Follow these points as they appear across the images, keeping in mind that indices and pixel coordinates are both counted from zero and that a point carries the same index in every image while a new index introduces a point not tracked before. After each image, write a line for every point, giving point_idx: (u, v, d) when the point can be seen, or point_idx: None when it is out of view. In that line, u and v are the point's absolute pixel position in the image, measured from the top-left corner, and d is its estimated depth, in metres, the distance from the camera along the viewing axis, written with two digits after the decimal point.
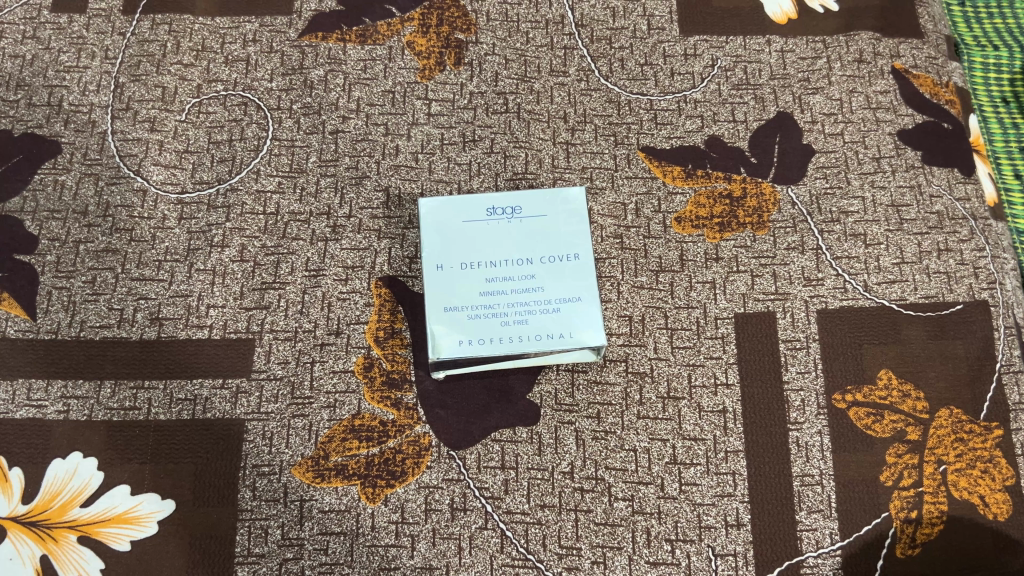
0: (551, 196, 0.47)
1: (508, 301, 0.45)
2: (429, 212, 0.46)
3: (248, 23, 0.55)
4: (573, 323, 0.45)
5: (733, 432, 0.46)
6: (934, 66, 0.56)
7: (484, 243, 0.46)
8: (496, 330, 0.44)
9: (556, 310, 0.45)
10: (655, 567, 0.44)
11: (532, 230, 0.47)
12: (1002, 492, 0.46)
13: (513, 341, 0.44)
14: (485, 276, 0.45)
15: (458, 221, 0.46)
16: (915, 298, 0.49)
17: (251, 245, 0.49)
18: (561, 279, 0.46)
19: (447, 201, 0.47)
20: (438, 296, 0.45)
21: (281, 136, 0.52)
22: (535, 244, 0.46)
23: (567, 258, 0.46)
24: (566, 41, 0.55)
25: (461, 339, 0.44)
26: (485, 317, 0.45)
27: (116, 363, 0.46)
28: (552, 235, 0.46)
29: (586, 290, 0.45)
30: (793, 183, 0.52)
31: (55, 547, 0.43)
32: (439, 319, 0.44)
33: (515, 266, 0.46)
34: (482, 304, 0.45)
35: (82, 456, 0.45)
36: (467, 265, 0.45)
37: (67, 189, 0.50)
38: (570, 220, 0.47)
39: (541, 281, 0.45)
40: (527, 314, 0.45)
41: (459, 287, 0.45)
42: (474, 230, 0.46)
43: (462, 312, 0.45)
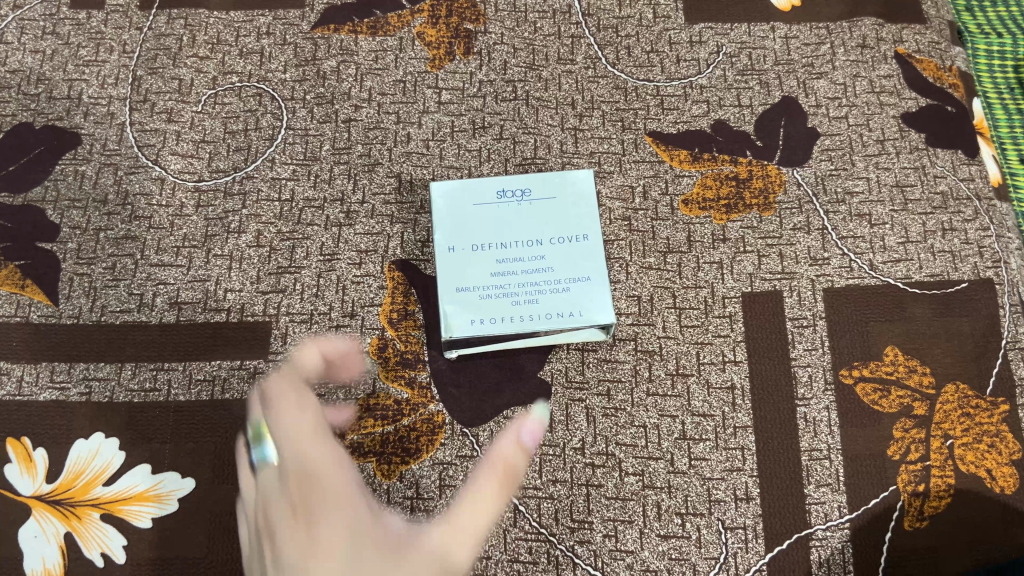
0: (560, 179, 0.48)
1: (519, 281, 0.46)
2: (441, 195, 0.47)
3: (262, 17, 0.56)
4: (582, 302, 0.46)
5: (741, 408, 0.47)
6: (937, 51, 0.57)
7: (494, 225, 0.47)
8: (507, 309, 0.45)
9: (566, 290, 0.46)
10: (666, 540, 0.44)
11: (542, 213, 0.47)
12: (1009, 466, 0.47)
13: (524, 320, 0.45)
14: (495, 258, 0.46)
15: (468, 204, 0.47)
16: (920, 276, 0.50)
17: (267, 231, 0.50)
18: (571, 259, 0.46)
19: (457, 185, 0.48)
20: (450, 277, 0.46)
21: (295, 125, 0.53)
22: (544, 225, 0.47)
23: (576, 239, 0.47)
24: (573, 30, 0.56)
25: (473, 318, 0.45)
26: (496, 296, 0.45)
27: (136, 346, 0.48)
28: (562, 217, 0.47)
29: (595, 270, 0.46)
30: (799, 165, 0.52)
31: (80, 525, 0.45)
32: (451, 299, 0.45)
33: (525, 247, 0.46)
34: (493, 284, 0.46)
35: (104, 437, 0.46)
36: (479, 247, 0.46)
37: (87, 179, 0.52)
38: (579, 203, 0.48)
39: (551, 262, 0.46)
40: (537, 293, 0.46)
41: (471, 269, 0.46)
42: (484, 213, 0.47)
43: (473, 292, 0.45)
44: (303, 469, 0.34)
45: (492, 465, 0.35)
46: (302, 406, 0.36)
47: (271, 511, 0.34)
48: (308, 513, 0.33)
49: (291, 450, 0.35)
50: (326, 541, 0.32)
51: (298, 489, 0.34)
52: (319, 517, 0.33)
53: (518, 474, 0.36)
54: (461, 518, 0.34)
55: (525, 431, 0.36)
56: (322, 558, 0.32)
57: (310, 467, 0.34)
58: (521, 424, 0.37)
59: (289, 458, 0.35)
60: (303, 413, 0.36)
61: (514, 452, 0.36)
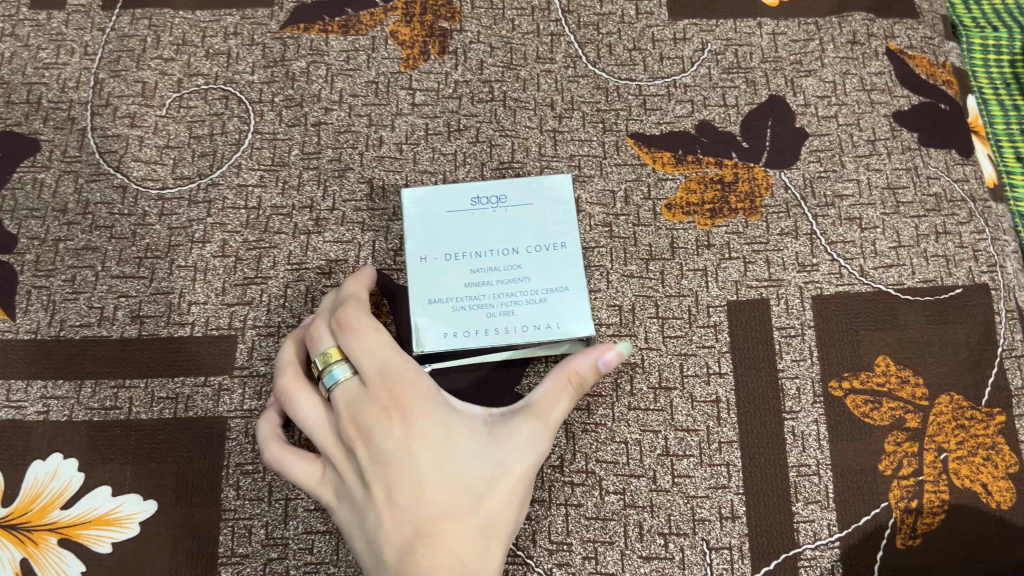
0: (537, 183, 0.46)
1: (494, 291, 0.44)
2: (413, 203, 0.45)
3: (229, 16, 0.54)
4: (560, 313, 0.44)
5: (726, 422, 0.45)
6: (931, 46, 0.55)
7: (468, 233, 0.45)
8: (481, 321, 0.43)
9: (543, 301, 0.44)
10: (648, 562, 0.43)
11: (518, 220, 0.45)
12: (1006, 480, 0.45)
13: (500, 333, 0.43)
14: (469, 268, 0.44)
15: (440, 211, 0.45)
16: (913, 282, 0.48)
17: (232, 240, 0.48)
18: (548, 268, 0.44)
19: (429, 191, 0.45)
20: (421, 289, 0.44)
21: (262, 129, 0.51)
22: (521, 233, 0.45)
23: (554, 247, 0.45)
24: (553, 27, 0.54)
25: (446, 331, 0.43)
26: (470, 308, 0.44)
27: (97, 362, 0.46)
28: (539, 224, 0.45)
29: (573, 279, 0.44)
30: (787, 167, 0.50)
31: (36, 550, 0.43)
32: (423, 312, 0.43)
33: (500, 257, 0.44)
34: (467, 296, 0.44)
35: (62, 457, 0.44)
36: (451, 257, 0.44)
37: (46, 188, 0.50)
38: (558, 210, 0.45)
39: (527, 271, 0.44)
40: (514, 304, 0.44)
41: (444, 280, 0.44)
42: (457, 221, 0.45)
43: (446, 304, 0.43)
44: (387, 375, 0.38)
45: (563, 375, 0.38)
46: (375, 329, 0.39)
47: (359, 415, 0.37)
48: (403, 416, 0.37)
49: (371, 360, 0.38)
50: (424, 435, 0.37)
51: (387, 393, 0.37)
52: (414, 419, 0.37)
53: (585, 389, 0.38)
54: (535, 409, 0.37)
55: (602, 355, 0.38)
56: (424, 447, 0.36)
57: (393, 373, 0.38)
58: (599, 350, 0.38)
59: (370, 368, 0.38)
60: (377, 331, 0.39)
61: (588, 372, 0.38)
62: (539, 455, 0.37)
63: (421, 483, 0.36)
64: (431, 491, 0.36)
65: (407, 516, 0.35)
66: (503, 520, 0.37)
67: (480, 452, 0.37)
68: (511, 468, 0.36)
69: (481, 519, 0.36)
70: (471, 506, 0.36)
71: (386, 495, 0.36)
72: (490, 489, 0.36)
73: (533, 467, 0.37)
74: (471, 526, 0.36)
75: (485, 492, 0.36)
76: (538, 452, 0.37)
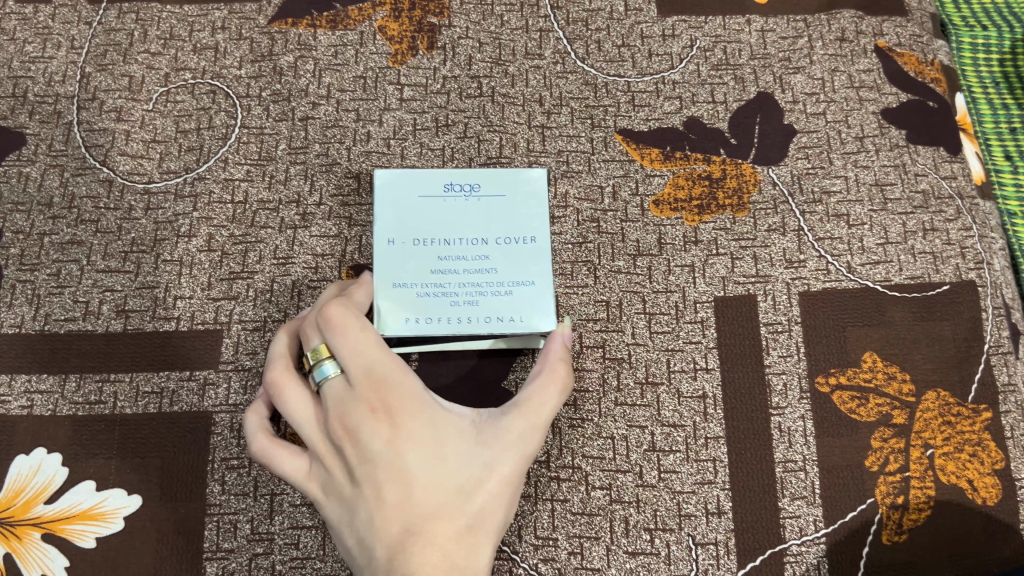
0: (512, 178, 0.47)
1: (460, 280, 0.45)
2: (388, 185, 0.46)
3: (217, 11, 0.53)
4: (523, 307, 0.45)
5: (713, 418, 0.45)
6: (919, 44, 0.55)
7: (438, 221, 0.46)
8: (445, 309, 0.44)
9: (508, 293, 0.45)
10: (634, 557, 0.43)
11: (490, 211, 0.46)
12: (991, 476, 0.45)
13: (462, 322, 0.44)
14: (437, 255, 0.45)
15: (414, 196, 0.46)
16: (900, 279, 0.48)
17: (219, 235, 0.48)
18: (516, 262, 0.45)
19: (404, 175, 0.46)
20: (388, 272, 0.44)
21: (250, 124, 0.50)
22: (491, 224, 0.46)
23: (523, 241, 0.46)
24: (542, 23, 0.54)
25: (409, 316, 0.44)
26: (435, 295, 0.44)
27: (81, 356, 0.46)
28: (511, 217, 0.46)
29: (539, 274, 0.45)
30: (774, 164, 0.50)
31: (19, 546, 0.43)
32: (387, 295, 0.44)
33: (470, 246, 0.45)
34: (433, 283, 0.45)
35: (46, 452, 0.44)
36: (421, 242, 0.45)
37: (32, 181, 0.49)
38: (529, 205, 0.46)
39: (495, 263, 0.45)
40: (478, 295, 0.45)
41: (411, 265, 0.45)
42: (429, 207, 0.46)
43: (410, 288, 0.44)
44: (376, 376, 0.38)
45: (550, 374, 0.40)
46: (365, 329, 0.39)
47: (348, 415, 0.37)
48: (393, 417, 0.37)
49: (360, 360, 0.38)
50: (413, 435, 0.37)
51: (376, 393, 0.37)
52: (404, 420, 0.37)
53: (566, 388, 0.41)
54: (524, 408, 0.39)
55: (567, 338, 0.43)
56: (414, 448, 0.36)
57: (381, 373, 0.38)
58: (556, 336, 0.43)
59: (359, 369, 0.38)
60: (367, 331, 0.39)
61: (563, 365, 0.41)
62: (527, 453, 0.38)
63: (412, 483, 0.36)
64: (422, 490, 0.36)
65: (399, 515, 0.35)
66: (490, 520, 0.37)
67: (470, 452, 0.37)
68: (500, 468, 0.37)
69: (471, 517, 0.36)
70: (461, 505, 0.36)
71: (376, 494, 0.36)
72: (480, 488, 0.36)
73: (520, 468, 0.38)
74: (461, 524, 0.36)
75: (474, 491, 0.36)
76: (527, 450, 0.38)
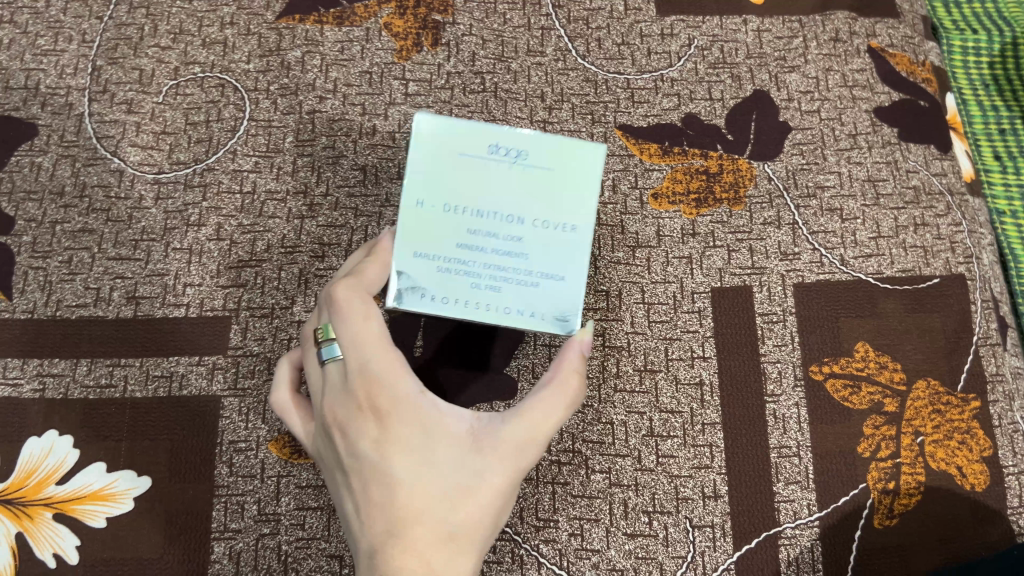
0: (567, 149, 0.38)
1: (485, 260, 0.38)
2: (427, 132, 0.38)
3: (226, 7, 0.55)
4: (551, 304, 0.39)
5: (709, 404, 0.46)
6: (911, 45, 0.56)
7: (474, 186, 0.38)
8: (464, 290, 0.38)
9: (536, 284, 0.38)
10: (633, 539, 0.44)
11: (533, 184, 0.38)
12: (980, 463, 0.46)
13: (480, 308, 0.38)
14: (466, 227, 0.38)
15: (451, 151, 0.38)
16: (892, 272, 0.50)
17: (227, 224, 0.49)
18: (550, 252, 0.38)
19: (446, 123, 0.38)
20: (408, 237, 0.38)
21: (258, 117, 0.52)
22: (532, 200, 0.38)
23: (563, 228, 0.38)
24: (543, 22, 0.55)
25: (424, 292, 0.38)
26: (454, 274, 0.38)
27: (92, 341, 0.47)
28: (556, 196, 0.38)
29: (575, 269, 0.39)
30: (770, 159, 0.52)
31: (31, 525, 0.44)
32: (405, 264, 0.38)
33: (503, 223, 0.38)
34: (456, 258, 0.38)
35: (58, 434, 0.45)
36: (451, 209, 0.38)
37: (44, 171, 0.50)
38: (579, 186, 0.38)
39: (527, 246, 0.38)
40: (504, 280, 0.38)
41: (434, 234, 0.38)
42: (466, 169, 0.38)
43: (430, 260, 0.38)
44: (367, 372, 0.35)
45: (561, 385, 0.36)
46: (368, 318, 0.36)
47: (341, 408, 0.36)
48: (383, 417, 0.35)
49: (353, 353, 0.35)
50: (403, 438, 0.34)
51: (365, 391, 0.35)
52: (394, 421, 0.35)
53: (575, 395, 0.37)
54: (527, 418, 0.35)
55: (585, 347, 0.38)
56: (401, 451, 0.34)
57: (374, 370, 0.35)
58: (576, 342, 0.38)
59: (353, 363, 0.35)
60: (367, 320, 0.36)
61: (576, 376, 0.37)
62: (527, 461, 0.35)
63: (394, 486, 0.34)
64: (403, 494, 0.34)
65: (379, 516, 0.34)
66: (480, 528, 0.34)
67: (462, 459, 0.34)
68: (491, 479, 0.34)
69: (456, 525, 0.34)
70: (445, 514, 0.34)
71: (362, 491, 0.35)
72: (468, 499, 0.34)
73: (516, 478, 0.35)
74: (443, 531, 0.34)
75: (462, 499, 0.34)
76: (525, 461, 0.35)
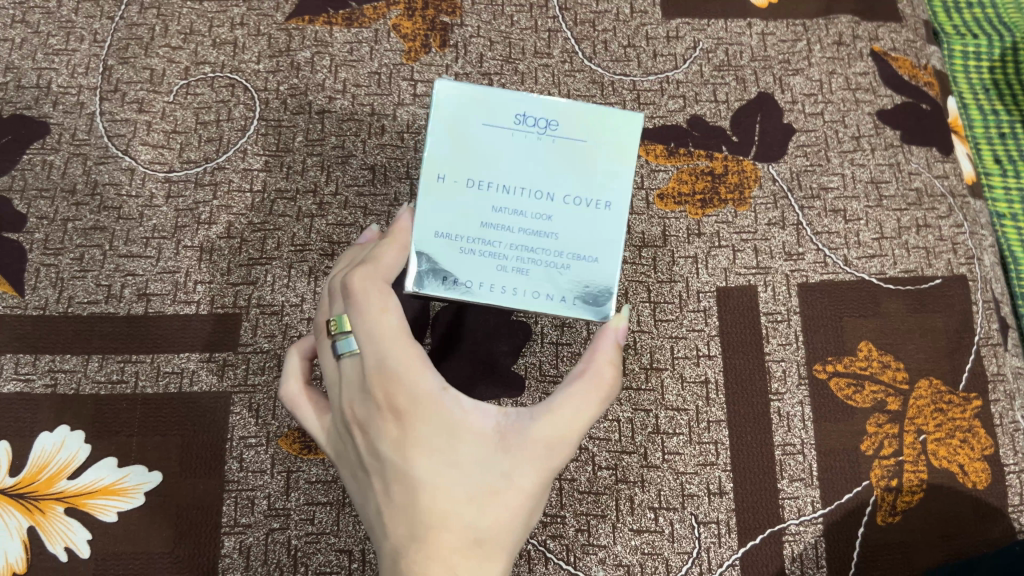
0: (599, 119, 0.38)
1: (510, 241, 0.37)
2: (450, 104, 0.37)
3: (236, 7, 0.55)
4: (581, 286, 0.38)
5: (715, 402, 0.47)
6: (913, 49, 0.57)
7: (500, 159, 0.37)
8: (489, 273, 0.37)
9: (565, 266, 0.37)
10: (639, 535, 0.44)
11: (562, 157, 0.37)
12: (981, 461, 0.47)
13: (506, 292, 0.37)
14: (492, 204, 0.37)
15: (475, 121, 0.37)
16: (894, 272, 0.50)
17: (238, 222, 0.49)
18: (581, 230, 0.37)
19: (472, 93, 0.37)
20: (431, 215, 0.37)
21: (268, 116, 0.52)
22: (560, 174, 0.37)
23: (595, 205, 0.37)
24: (550, 24, 0.56)
25: (447, 275, 0.37)
26: (479, 255, 0.37)
27: (104, 338, 0.47)
28: (587, 168, 0.37)
29: (606, 248, 0.38)
30: (774, 161, 0.52)
31: (43, 519, 0.44)
32: (428, 244, 0.37)
33: (531, 199, 0.37)
34: (480, 238, 0.37)
35: (69, 430, 0.46)
36: (477, 183, 0.37)
37: (56, 169, 0.51)
38: (612, 157, 0.37)
39: (557, 224, 0.37)
40: (531, 262, 0.37)
41: (459, 212, 0.37)
42: (492, 139, 0.37)
43: (453, 241, 0.37)
44: (384, 370, 0.33)
45: (593, 380, 0.35)
46: (385, 311, 0.34)
47: (360, 405, 0.34)
48: (404, 417, 0.33)
49: (370, 349, 0.34)
50: (425, 439, 0.33)
51: (384, 390, 0.33)
52: (416, 422, 0.33)
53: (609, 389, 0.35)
54: (556, 417, 0.33)
55: (620, 335, 0.37)
56: (423, 453, 0.33)
57: (392, 368, 0.33)
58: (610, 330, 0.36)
59: (371, 360, 0.34)
60: (384, 314, 0.34)
61: (610, 366, 0.35)
62: (558, 460, 0.34)
63: (417, 489, 0.33)
64: (427, 497, 0.33)
65: (403, 517, 0.33)
66: (506, 529, 0.33)
67: (487, 460, 0.33)
68: (517, 481, 0.33)
69: (481, 528, 0.33)
70: (471, 517, 0.33)
71: (385, 492, 0.34)
72: (494, 500, 0.33)
73: (544, 478, 0.34)
74: (468, 535, 0.33)
75: (487, 502, 0.33)
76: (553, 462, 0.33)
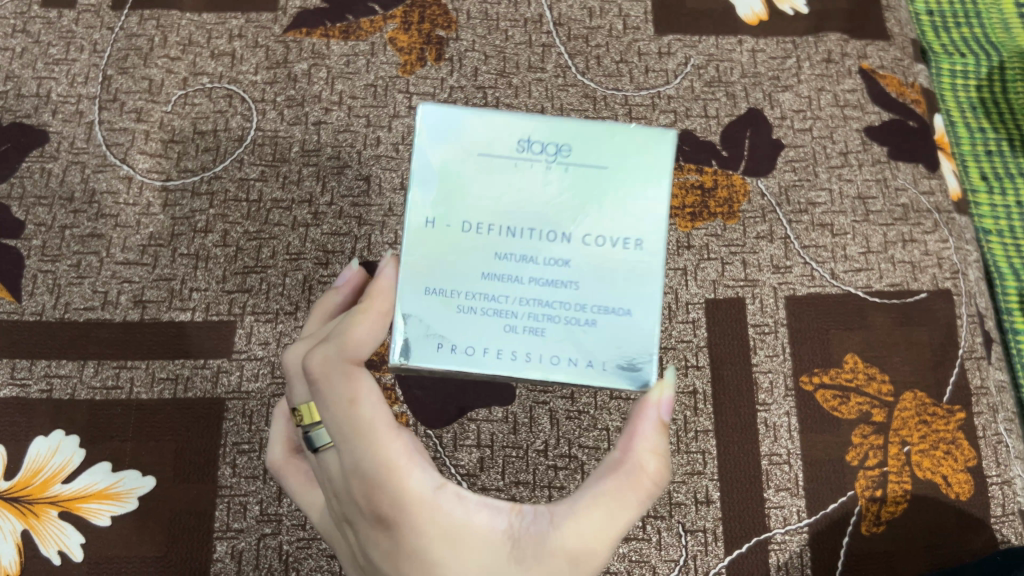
0: (622, 137, 0.30)
1: (518, 294, 0.30)
2: (431, 128, 0.30)
3: (234, 19, 0.56)
4: (614, 347, 0.30)
5: (703, 412, 0.47)
6: (901, 67, 0.58)
7: (502, 194, 0.30)
8: (495, 337, 0.30)
9: (590, 323, 0.30)
10: (627, 542, 0.45)
11: (578, 186, 0.30)
12: (965, 473, 0.47)
13: (516, 360, 0.30)
14: (493, 251, 0.30)
15: (470, 149, 0.31)
16: (880, 286, 0.51)
17: (233, 231, 0.50)
18: (608, 277, 0.30)
19: (457, 115, 0.31)
20: (419, 270, 0.31)
21: (264, 127, 0.53)
22: (575, 210, 0.30)
23: (625, 244, 0.30)
24: (544, 39, 0.56)
25: (441, 342, 0.30)
26: (481, 315, 0.30)
27: (99, 344, 0.48)
28: (612, 201, 0.30)
29: (641, 299, 0.30)
30: (764, 175, 0.53)
31: (37, 522, 0.45)
32: (415, 305, 0.31)
33: (543, 242, 0.30)
34: (481, 295, 0.30)
35: (64, 434, 0.46)
36: (472, 226, 0.30)
37: (54, 177, 0.51)
38: (642, 182, 0.30)
39: (577, 272, 0.30)
40: (547, 322, 0.30)
41: (453, 262, 0.30)
42: (491, 171, 0.30)
43: (448, 299, 0.30)
44: (363, 476, 0.30)
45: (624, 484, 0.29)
46: (354, 404, 0.30)
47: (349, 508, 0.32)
48: (394, 530, 0.30)
49: (346, 451, 0.30)
50: (419, 553, 0.30)
51: (367, 499, 0.30)
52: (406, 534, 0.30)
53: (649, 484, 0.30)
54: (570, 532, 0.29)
55: (665, 410, 0.31)
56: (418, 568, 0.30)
57: (370, 476, 0.30)
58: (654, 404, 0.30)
59: (350, 465, 0.30)
60: (353, 407, 0.30)
61: (655, 456, 0.30)
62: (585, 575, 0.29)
63: None
64: None
65: None
66: None
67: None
68: None
69: None
70: None
71: None
72: None
73: None
74: None
75: None
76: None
